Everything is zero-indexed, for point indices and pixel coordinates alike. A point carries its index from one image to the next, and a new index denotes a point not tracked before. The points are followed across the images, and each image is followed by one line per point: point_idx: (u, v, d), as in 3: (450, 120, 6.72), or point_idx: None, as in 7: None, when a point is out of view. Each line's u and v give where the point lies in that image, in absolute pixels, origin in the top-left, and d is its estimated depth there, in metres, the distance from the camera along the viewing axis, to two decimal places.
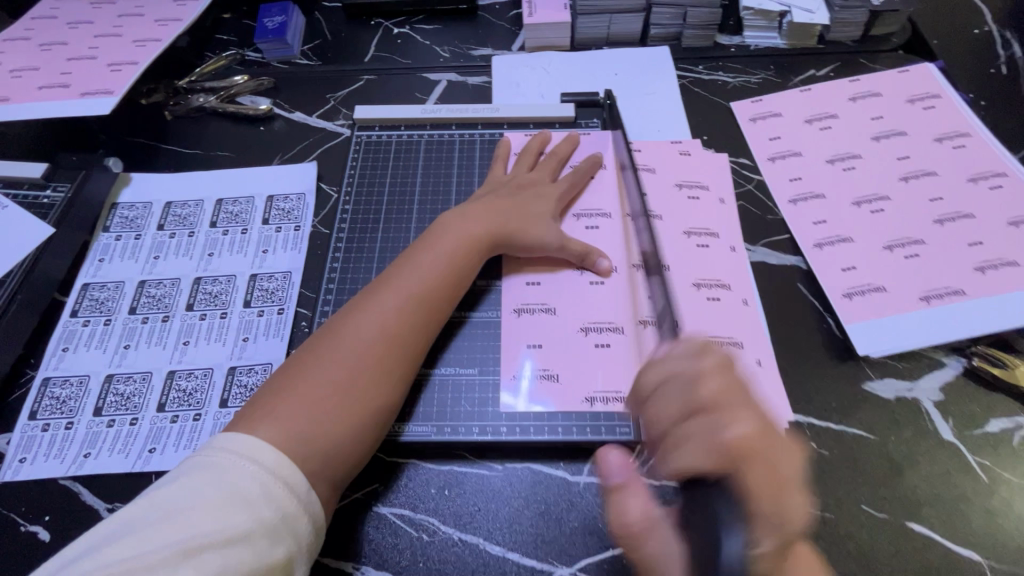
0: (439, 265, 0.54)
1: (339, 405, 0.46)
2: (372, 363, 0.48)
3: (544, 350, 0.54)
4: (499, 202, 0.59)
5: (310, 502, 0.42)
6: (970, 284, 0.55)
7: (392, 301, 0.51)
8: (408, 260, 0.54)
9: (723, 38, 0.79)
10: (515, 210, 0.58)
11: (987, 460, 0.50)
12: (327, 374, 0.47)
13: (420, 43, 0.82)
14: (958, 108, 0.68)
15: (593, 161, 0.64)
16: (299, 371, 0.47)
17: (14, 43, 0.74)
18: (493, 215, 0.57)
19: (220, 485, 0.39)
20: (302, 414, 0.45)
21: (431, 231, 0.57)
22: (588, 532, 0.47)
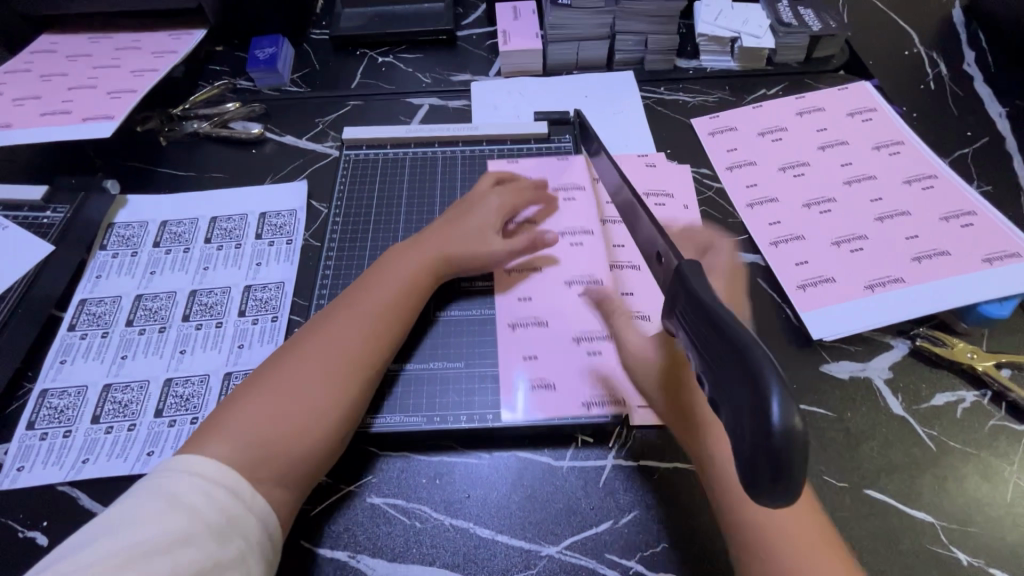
0: (393, 287, 0.56)
1: (292, 420, 0.48)
2: (326, 382, 0.50)
3: (538, 361, 0.57)
4: (450, 224, 0.63)
5: (259, 506, 0.44)
6: (909, 273, 0.61)
7: (349, 320, 0.54)
8: (365, 283, 0.57)
9: (682, 62, 0.87)
10: (464, 231, 0.62)
11: (934, 431, 0.54)
12: (282, 392, 0.49)
13: (404, 71, 0.88)
14: (892, 119, 0.76)
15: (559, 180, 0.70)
16: (252, 391, 0.49)
17: (15, 75, 0.78)
18: (446, 237, 0.61)
19: (167, 497, 0.41)
20: (256, 430, 0.46)
21: (387, 255, 0.60)
22: (572, 512, 0.50)
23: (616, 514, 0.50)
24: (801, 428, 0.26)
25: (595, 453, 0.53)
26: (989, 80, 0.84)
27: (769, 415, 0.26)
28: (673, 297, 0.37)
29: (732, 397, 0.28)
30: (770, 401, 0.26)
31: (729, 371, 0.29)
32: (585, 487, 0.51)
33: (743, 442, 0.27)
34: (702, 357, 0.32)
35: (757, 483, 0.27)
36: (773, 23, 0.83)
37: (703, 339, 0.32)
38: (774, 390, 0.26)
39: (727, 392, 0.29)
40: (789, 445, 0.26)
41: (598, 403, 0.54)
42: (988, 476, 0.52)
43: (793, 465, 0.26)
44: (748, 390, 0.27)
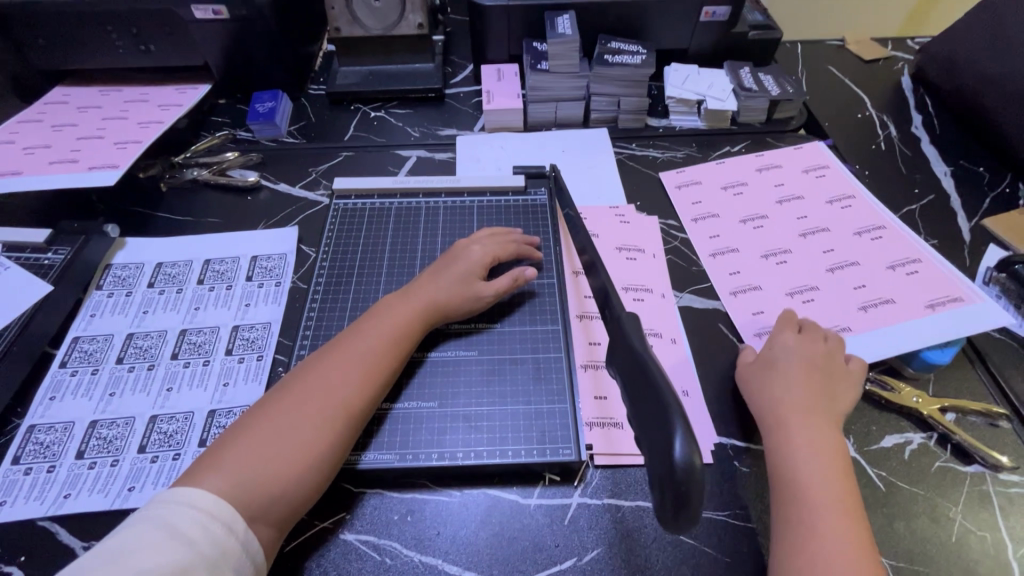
0: (387, 334, 0.59)
1: (280, 460, 0.49)
2: (316, 424, 0.52)
3: (608, 402, 0.61)
4: (436, 275, 0.65)
5: (247, 539, 0.46)
6: (858, 322, 0.65)
7: (343, 365, 0.56)
8: (360, 328, 0.60)
9: (652, 121, 0.94)
10: (450, 284, 0.64)
11: (884, 472, 0.57)
12: (276, 430, 0.51)
13: (394, 125, 0.94)
14: (844, 176, 0.82)
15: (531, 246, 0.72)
16: (248, 427, 0.51)
17: (28, 124, 0.83)
18: (432, 290, 0.63)
19: (167, 529, 0.43)
20: (247, 465, 0.48)
21: (381, 304, 0.63)
22: (538, 549, 0.52)
23: (580, 552, 0.52)
24: (698, 460, 0.30)
25: (561, 491, 0.56)
26: (934, 141, 0.92)
27: (673, 453, 0.31)
28: (615, 340, 0.42)
29: (650, 433, 0.33)
30: (673, 444, 0.31)
31: (648, 409, 0.34)
32: (551, 525, 0.53)
33: (656, 473, 0.32)
34: (631, 395, 0.37)
35: (667, 506, 0.31)
36: (736, 87, 0.91)
37: (631, 382, 0.37)
38: (677, 430, 0.31)
39: (646, 428, 0.34)
40: (689, 475, 0.30)
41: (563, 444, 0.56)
42: (935, 516, 0.54)
43: (691, 495, 0.30)
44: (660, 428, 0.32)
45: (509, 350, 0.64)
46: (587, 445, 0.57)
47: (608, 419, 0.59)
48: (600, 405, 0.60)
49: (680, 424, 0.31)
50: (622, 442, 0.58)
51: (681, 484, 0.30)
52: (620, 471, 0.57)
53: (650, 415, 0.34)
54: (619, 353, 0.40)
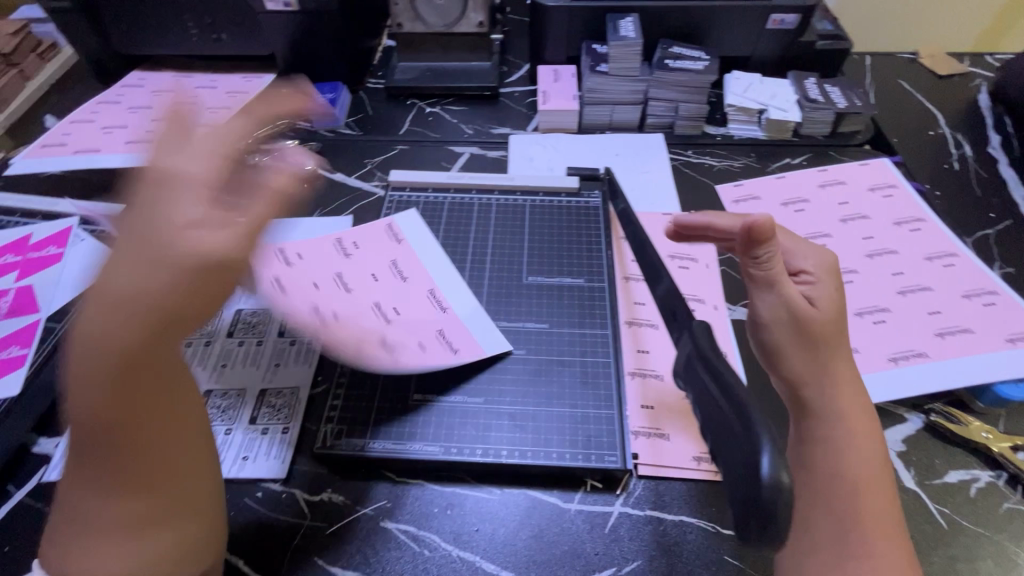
0: (111, 350, 0.43)
1: (145, 535, 0.45)
2: (110, 470, 0.44)
3: (655, 411, 0.59)
4: (181, 235, 0.46)
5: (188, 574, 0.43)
6: (933, 348, 0.62)
7: (86, 402, 0.43)
8: (78, 347, 0.43)
9: (710, 128, 0.92)
10: (194, 239, 0.46)
11: (947, 509, 0.54)
12: (103, 508, 0.44)
13: (449, 121, 0.95)
14: (912, 197, 0.79)
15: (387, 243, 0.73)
16: (76, 509, 0.45)
17: (107, 105, 0.87)
18: (147, 248, 0.44)
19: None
20: (103, 551, 0.44)
21: (104, 291, 0.43)
22: (576, 555, 0.52)
23: (619, 562, 0.51)
24: (787, 480, 0.28)
25: (603, 498, 0.55)
26: (1014, 164, 0.86)
27: (759, 469, 0.29)
28: (683, 349, 0.40)
29: (729, 449, 0.32)
30: (760, 460, 0.29)
31: (725, 423, 0.32)
32: (591, 531, 0.53)
33: (737, 493, 0.30)
34: (704, 408, 0.36)
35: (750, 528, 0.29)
36: (800, 98, 0.88)
37: (707, 396, 0.35)
38: (766, 447, 0.29)
39: (725, 443, 0.32)
40: (777, 495, 0.29)
41: (610, 450, 0.56)
42: (1001, 560, 0.51)
43: (779, 517, 0.28)
44: (739, 444, 0.31)
45: (558, 352, 0.63)
46: (633, 454, 0.56)
47: (654, 429, 0.58)
48: (646, 414, 0.59)
49: (767, 438, 0.29)
50: (668, 453, 0.57)
51: (767, 504, 0.29)
52: (663, 484, 0.56)
53: (732, 430, 0.32)
54: (688, 366, 0.39)
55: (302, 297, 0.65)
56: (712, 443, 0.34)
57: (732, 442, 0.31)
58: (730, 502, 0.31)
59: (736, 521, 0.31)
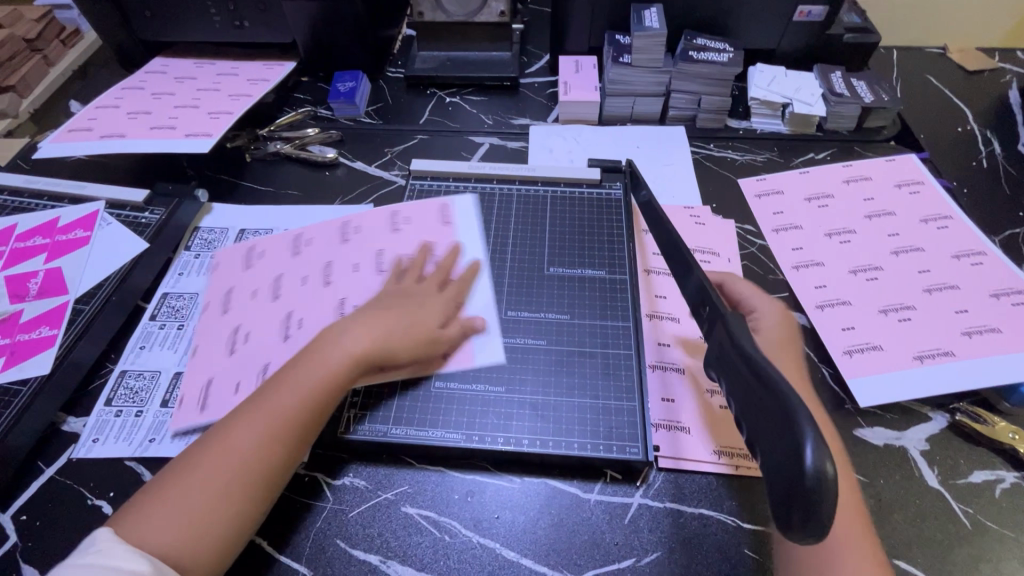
0: (350, 353, 0.55)
1: (208, 516, 0.46)
2: (274, 443, 0.50)
3: (675, 405, 0.60)
4: (388, 306, 0.60)
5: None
6: (960, 347, 0.62)
7: (254, 415, 0.51)
8: (287, 370, 0.54)
9: (732, 122, 0.91)
10: (408, 308, 0.60)
11: (971, 508, 0.54)
12: (189, 489, 0.47)
13: (469, 111, 0.95)
14: (939, 193, 0.77)
15: (436, 229, 0.72)
16: (161, 484, 0.48)
17: (131, 91, 0.88)
18: (392, 320, 0.58)
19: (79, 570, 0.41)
20: (164, 525, 0.45)
21: (330, 332, 0.57)
22: (596, 545, 0.52)
23: (638, 552, 0.51)
24: (831, 472, 0.28)
25: (622, 489, 0.55)
26: None
27: (802, 459, 0.29)
28: (718, 340, 0.40)
29: (769, 439, 0.31)
30: (803, 448, 0.29)
31: (764, 413, 0.32)
32: (610, 521, 0.53)
33: (777, 481, 0.30)
34: (740, 398, 0.35)
35: (791, 520, 0.29)
36: (826, 92, 0.87)
37: (742, 385, 0.35)
38: (807, 435, 0.29)
39: (764, 433, 0.32)
40: (820, 487, 0.28)
41: (632, 442, 0.56)
42: None
43: (823, 507, 0.28)
44: (781, 435, 0.31)
45: (579, 343, 0.63)
46: (654, 446, 0.56)
47: (674, 422, 0.58)
48: (667, 408, 0.59)
49: (810, 429, 0.29)
50: (688, 447, 0.57)
51: (810, 493, 0.28)
52: (684, 477, 0.56)
53: (769, 419, 0.32)
54: (723, 358, 0.39)
55: (249, 312, 0.66)
56: (749, 434, 0.34)
57: (772, 431, 0.31)
58: (769, 493, 0.31)
59: (776, 511, 0.31)
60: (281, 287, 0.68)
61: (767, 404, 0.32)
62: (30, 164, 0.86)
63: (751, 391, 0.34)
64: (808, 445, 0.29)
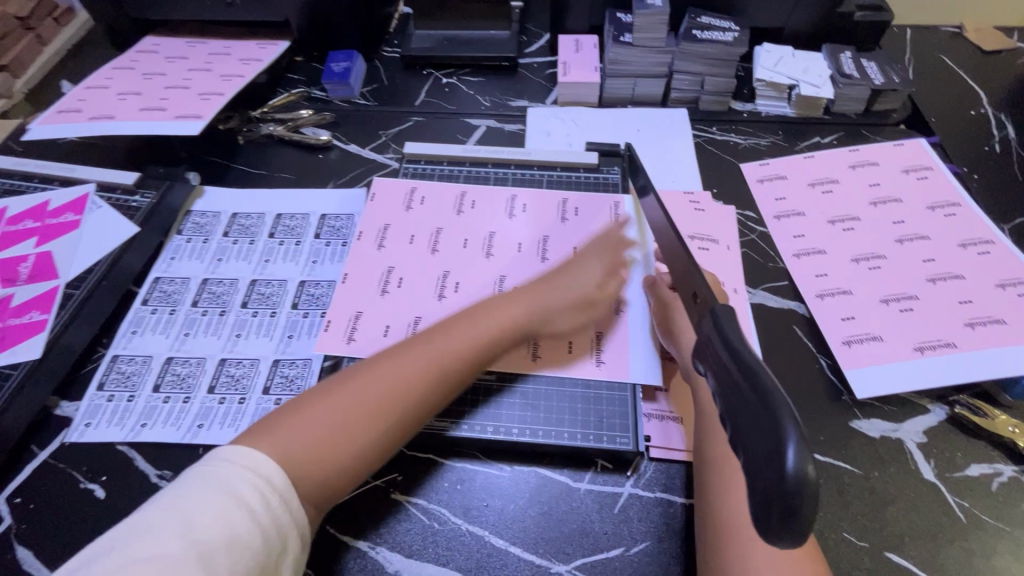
0: (511, 319, 0.59)
1: (337, 442, 0.50)
2: (428, 383, 0.54)
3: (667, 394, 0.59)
4: (553, 280, 0.62)
5: (302, 519, 0.46)
6: (963, 339, 0.60)
7: (405, 360, 0.55)
8: (442, 328, 0.58)
9: (736, 104, 0.88)
10: (565, 282, 0.62)
11: (965, 502, 0.53)
12: (326, 412, 0.51)
13: (466, 92, 0.93)
14: (948, 179, 0.75)
15: (607, 223, 0.71)
16: (306, 407, 0.52)
17: (121, 71, 0.86)
18: (541, 296, 0.60)
19: (204, 495, 0.42)
20: (296, 442, 0.49)
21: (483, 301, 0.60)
22: (585, 533, 0.52)
23: (627, 542, 0.51)
24: (812, 474, 0.27)
25: (613, 479, 0.55)
26: None
27: (782, 461, 0.28)
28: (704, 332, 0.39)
29: (748, 436, 0.30)
30: (784, 450, 0.28)
31: (747, 410, 0.31)
32: (600, 511, 0.53)
33: (753, 484, 0.29)
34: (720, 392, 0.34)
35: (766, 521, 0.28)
36: (834, 73, 0.84)
37: (725, 380, 0.34)
38: (789, 437, 0.28)
39: (744, 430, 0.31)
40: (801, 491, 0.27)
41: (622, 433, 0.55)
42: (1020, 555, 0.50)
43: (801, 511, 0.27)
44: (762, 434, 0.29)
45: None
46: (644, 436, 0.56)
47: (666, 411, 0.58)
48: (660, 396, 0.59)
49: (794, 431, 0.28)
50: (680, 436, 0.56)
51: (790, 497, 0.27)
52: (675, 467, 0.55)
53: (749, 417, 0.31)
54: (707, 351, 0.37)
55: (402, 256, 0.70)
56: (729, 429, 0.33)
57: (751, 430, 0.30)
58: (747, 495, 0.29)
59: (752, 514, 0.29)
60: (387, 238, 0.71)
61: (749, 401, 0.31)
62: (22, 146, 0.85)
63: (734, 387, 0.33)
64: (787, 448, 0.28)
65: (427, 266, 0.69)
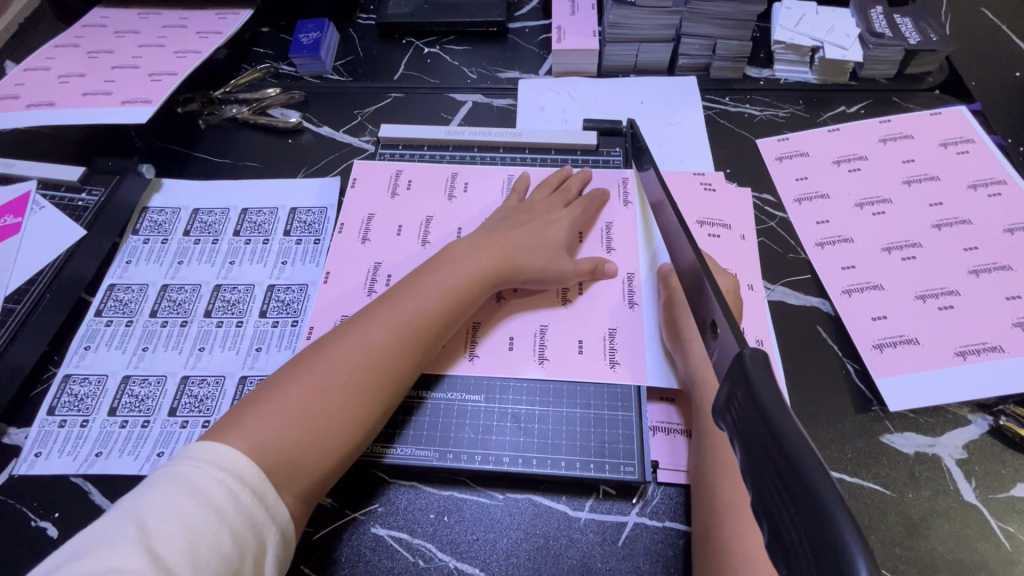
0: (488, 266, 0.55)
1: (315, 416, 0.45)
2: (405, 340, 0.50)
3: (674, 406, 0.54)
4: (516, 227, 0.59)
5: (280, 511, 0.41)
6: (1009, 341, 0.54)
7: (372, 320, 0.50)
8: (408, 285, 0.53)
9: (752, 71, 0.79)
10: (530, 232, 0.58)
11: (1011, 527, 0.47)
12: (303, 386, 0.46)
13: (449, 63, 0.83)
14: (992, 153, 0.66)
15: (616, 206, 0.64)
16: (272, 388, 0.46)
17: (64, 50, 0.77)
18: (508, 244, 0.57)
19: (164, 500, 0.38)
20: (270, 423, 0.44)
21: (446, 251, 0.57)
22: (586, 570, 0.46)
23: None
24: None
25: (617, 507, 0.49)
26: None
27: None
28: (729, 382, 0.32)
29: (799, 551, 0.24)
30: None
31: (799, 519, 0.24)
32: (603, 544, 0.47)
33: None
34: (754, 476, 0.27)
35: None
36: (864, 33, 0.74)
37: (762, 457, 0.27)
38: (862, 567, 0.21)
39: (795, 543, 0.24)
40: None
41: (626, 456, 0.50)
42: None
43: None
44: (820, 561, 0.23)
45: (571, 337, 0.56)
46: (652, 460, 0.51)
47: (674, 426, 0.53)
48: (667, 409, 0.53)
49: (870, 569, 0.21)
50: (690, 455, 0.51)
51: None
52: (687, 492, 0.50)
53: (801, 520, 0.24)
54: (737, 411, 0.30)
55: (390, 251, 0.62)
56: (768, 530, 0.26)
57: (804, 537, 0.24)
58: None
59: None
60: (372, 229, 0.63)
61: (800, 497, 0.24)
62: None
63: (775, 468, 0.26)
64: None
65: (417, 259, 0.61)
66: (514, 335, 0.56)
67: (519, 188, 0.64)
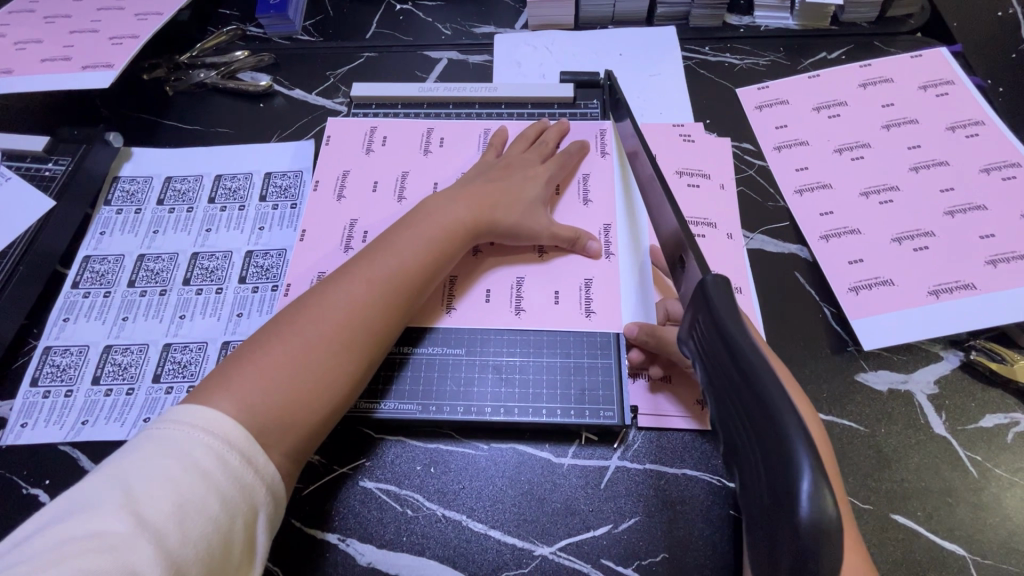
0: (464, 221, 0.55)
1: (302, 374, 0.45)
2: (385, 294, 0.50)
3: None
4: (492, 181, 0.58)
5: (269, 473, 0.41)
6: (982, 278, 0.54)
7: (352, 277, 0.50)
8: (385, 242, 0.53)
9: (732, 18, 0.77)
10: (506, 185, 0.58)
11: (978, 456, 0.49)
12: (287, 347, 0.46)
13: (423, 20, 0.81)
14: (972, 94, 0.66)
15: (593, 157, 0.63)
16: (254, 349, 0.46)
17: (19, 15, 0.74)
18: (484, 198, 0.56)
19: (150, 464, 0.38)
20: (257, 382, 0.44)
21: (422, 206, 0.56)
22: (570, 513, 0.48)
23: (615, 519, 0.47)
24: (833, 512, 0.24)
25: (599, 452, 0.50)
26: None
27: (798, 492, 0.25)
28: (699, 316, 0.35)
29: (757, 456, 0.28)
30: (799, 480, 0.25)
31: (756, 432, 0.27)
32: (586, 487, 0.49)
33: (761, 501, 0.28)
34: (722, 396, 0.31)
35: (781, 554, 0.26)
36: None
37: (727, 381, 0.30)
38: (802, 468, 0.25)
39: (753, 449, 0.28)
40: (825, 526, 0.24)
41: (605, 403, 0.51)
42: None
43: (822, 551, 0.24)
44: (772, 463, 0.26)
45: (551, 290, 0.56)
46: (631, 406, 0.52)
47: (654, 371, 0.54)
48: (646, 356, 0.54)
49: (811, 463, 0.25)
50: (667, 400, 0.52)
51: (811, 533, 0.24)
52: (669, 436, 0.51)
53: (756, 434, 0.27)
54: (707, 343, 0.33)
55: (366, 210, 0.61)
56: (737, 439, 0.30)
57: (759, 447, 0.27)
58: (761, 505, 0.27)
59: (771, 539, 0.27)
60: (347, 188, 0.63)
61: (755, 415, 0.27)
62: None
63: (738, 391, 0.29)
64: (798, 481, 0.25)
65: (395, 217, 0.61)
66: (492, 289, 0.56)
67: (496, 142, 0.63)
